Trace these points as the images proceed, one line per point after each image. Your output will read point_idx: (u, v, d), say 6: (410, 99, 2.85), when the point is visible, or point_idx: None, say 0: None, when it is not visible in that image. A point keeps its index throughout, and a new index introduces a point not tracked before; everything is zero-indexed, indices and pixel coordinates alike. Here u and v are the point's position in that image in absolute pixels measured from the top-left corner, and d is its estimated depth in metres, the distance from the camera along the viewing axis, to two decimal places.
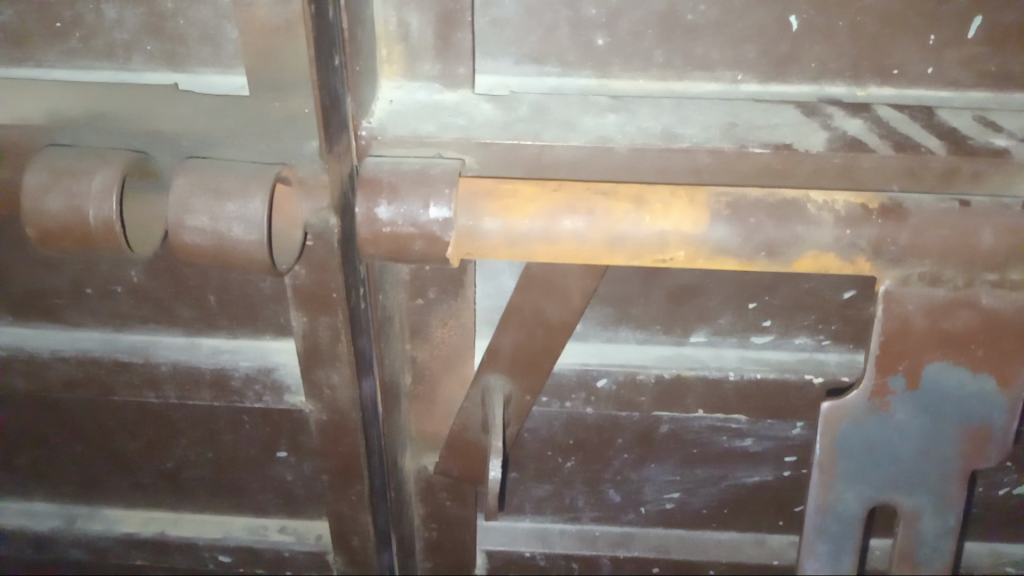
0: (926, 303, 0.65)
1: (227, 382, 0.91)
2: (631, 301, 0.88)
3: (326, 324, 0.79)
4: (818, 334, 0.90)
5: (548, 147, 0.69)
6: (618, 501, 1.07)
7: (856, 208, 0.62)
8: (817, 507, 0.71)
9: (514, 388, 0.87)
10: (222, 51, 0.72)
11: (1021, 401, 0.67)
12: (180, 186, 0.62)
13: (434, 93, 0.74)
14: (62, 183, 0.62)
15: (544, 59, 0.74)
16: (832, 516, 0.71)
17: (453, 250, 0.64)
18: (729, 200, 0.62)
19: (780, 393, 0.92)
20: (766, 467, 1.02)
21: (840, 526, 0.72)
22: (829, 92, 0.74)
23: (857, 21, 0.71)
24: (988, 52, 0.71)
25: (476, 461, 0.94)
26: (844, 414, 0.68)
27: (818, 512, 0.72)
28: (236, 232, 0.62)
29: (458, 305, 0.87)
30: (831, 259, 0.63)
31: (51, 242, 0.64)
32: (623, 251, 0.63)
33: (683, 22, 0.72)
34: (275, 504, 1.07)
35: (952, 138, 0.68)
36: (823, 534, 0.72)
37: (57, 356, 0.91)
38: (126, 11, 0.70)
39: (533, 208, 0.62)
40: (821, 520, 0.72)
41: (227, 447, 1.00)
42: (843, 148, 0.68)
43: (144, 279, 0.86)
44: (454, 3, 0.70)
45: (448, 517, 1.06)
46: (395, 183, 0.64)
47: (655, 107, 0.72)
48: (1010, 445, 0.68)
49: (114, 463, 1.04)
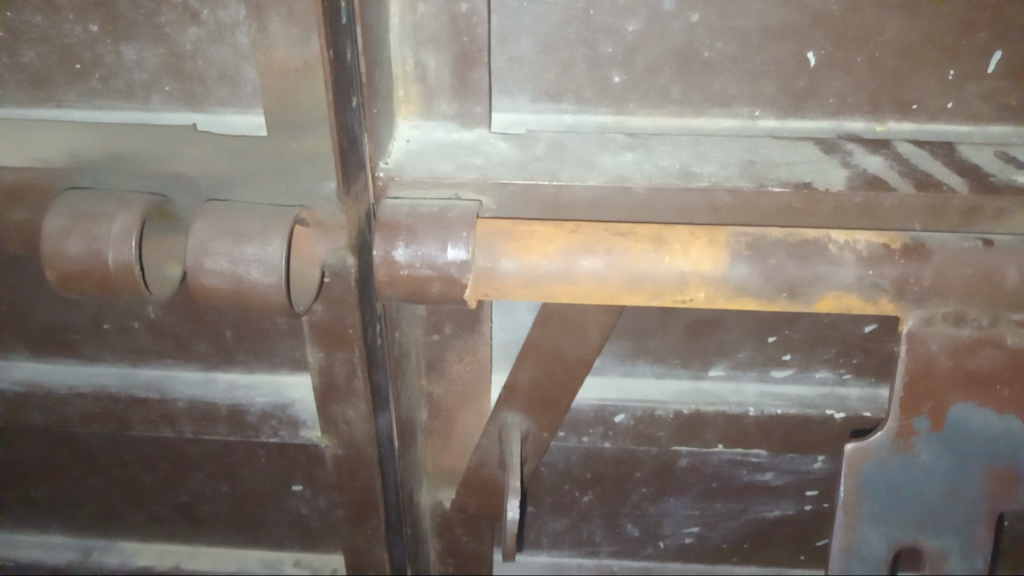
0: (950, 343, 0.64)
1: (243, 417, 0.91)
2: (650, 335, 0.88)
3: (343, 359, 0.78)
4: (840, 368, 0.89)
5: (566, 186, 0.68)
6: (637, 535, 1.06)
7: (878, 248, 0.62)
8: (841, 550, 0.70)
9: (531, 424, 0.86)
10: (240, 90, 0.72)
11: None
12: (199, 229, 0.62)
13: (451, 132, 0.74)
14: (82, 227, 0.62)
15: (561, 96, 0.74)
16: (857, 558, 0.70)
17: (471, 291, 0.64)
18: (749, 239, 0.62)
19: (802, 428, 0.91)
20: (787, 501, 1.01)
21: (866, 569, 0.70)
22: (848, 127, 0.74)
23: (876, 57, 0.70)
24: (1008, 86, 0.71)
25: (493, 497, 0.93)
26: (867, 455, 0.67)
27: (843, 554, 0.70)
28: (254, 275, 0.62)
29: (474, 340, 0.87)
30: (854, 299, 0.62)
31: (70, 284, 0.64)
32: (643, 291, 0.63)
33: (701, 58, 0.71)
34: (291, 537, 1.06)
35: (974, 175, 0.68)
36: None
37: (74, 391, 0.91)
38: (147, 52, 0.71)
39: (551, 249, 0.62)
40: (846, 563, 0.70)
41: (242, 480, 1.00)
42: (864, 185, 0.67)
43: (161, 314, 0.86)
44: (471, 42, 0.70)
45: (464, 552, 1.05)
46: (412, 224, 0.63)
47: (673, 145, 0.72)
48: None
49: (131, 496, 1.03)
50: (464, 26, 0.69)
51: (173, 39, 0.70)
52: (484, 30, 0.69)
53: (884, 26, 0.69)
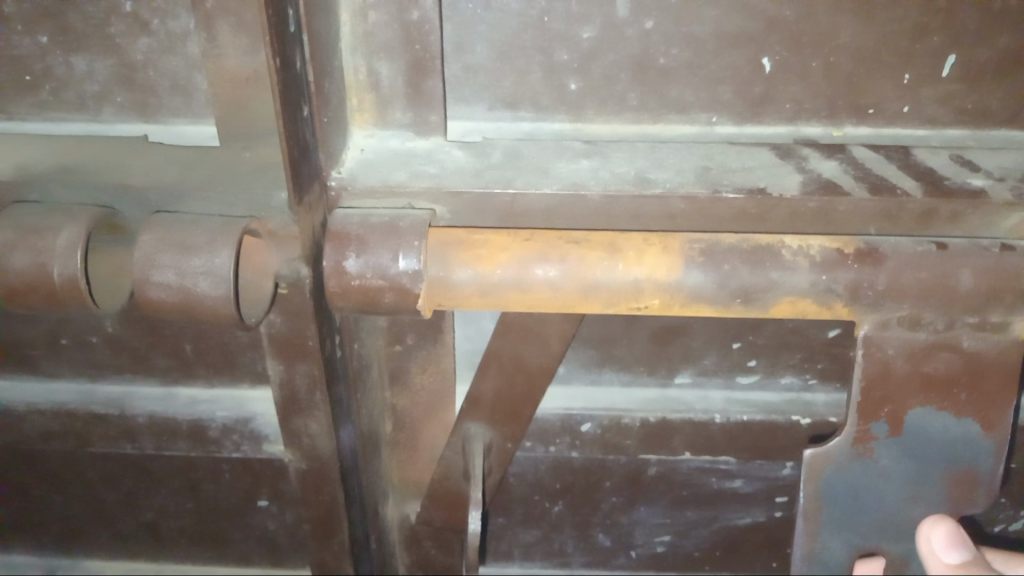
0: (906, 347, 0.64)
1: (205, 432, 0.90)
2: (615, 342, 0.87)
3: (304, 372, 0.77)
4: (805, 373, 0.89)
5: (520, 195, 0.68)
6: (609, 545, 1.05)
7: (832, 252, 0.62)
8: (803, 556, 0.70)
9: (494, 435, 0.86)
10: (192, 101, 0.71)
11: (1006, 444, 0.66)
12: (147, 242, 0.62)
13: (407, 141, 0.74)
14: (27, 241, 0.61)
15: (518, 103, 0.74)
16: (818, 564, 0.70)
17: (424, 301, 0.63)
18: (703, 246, 0.62)
19: (768, 435, 0.91)
20: (758, 508, 1.00)
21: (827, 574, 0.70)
22: (805, 132, 0.74)
23: (831, 61, 0.70)
24: (963, 89, 0.71)
25: (459, 510, 0.92)
26: (827, 461, 0.67)
27: (804, 561, 0.70)
28: (202, 287, 0.61)
29: (437, 351, 0.87)
30: (808, 304, 0.62)
31: (17, 300, 0.63)
32: (598, 299, 0.62)
33: (657, 65, 0.71)
34: (259, 554, 1.05)
35: (929, 178, 0.68)
36: None
37: (31, 408, 0.89)
38: (97, 63, 0.70)
39: (505, 257, 0.62)
40: (808, 568, 0.70)
41: (207, 497, 0.98)
42: (818, 191, 0.67)
43: (119, 329, 0.84)
44: (425, 50, 0.69)
45: (434, 565, 1.04)
46: (363, 233, 0.63)
47: (629, 152, 0.72)
48: (997, 489, 0.67)
49: (94, 514, 1.02)
50: (417, 33, 0.69)
51: (123, 50, 0.69)
52: (437, 37, 0.69)
53: (839, 30, 0.69)
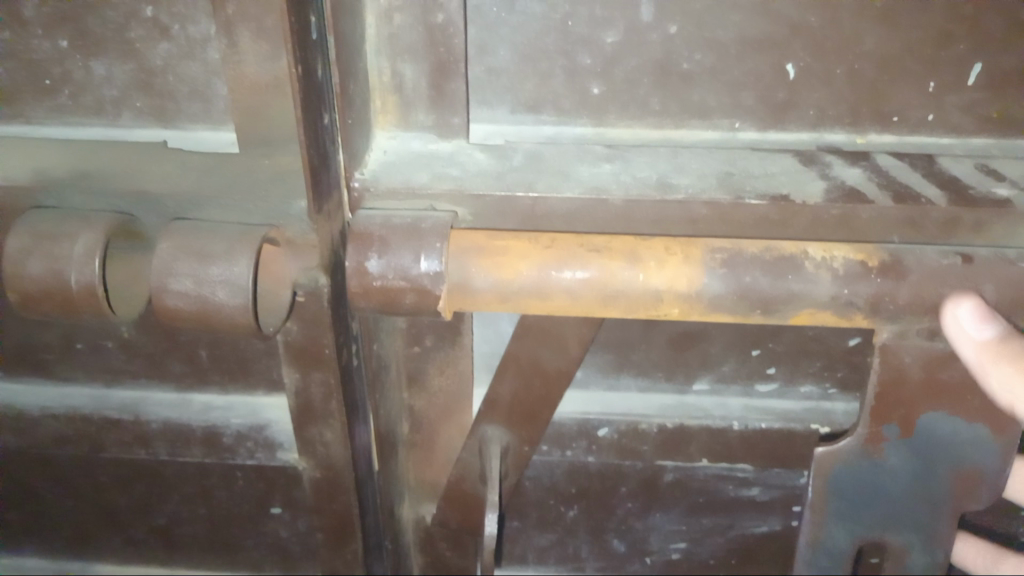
0: (923, 355, 0.64)
1: (219, 439, 0.89)
2: (633, 347, 0.87)
3: (319, 380, 0.77)
4: (824, 382, 0.88)
5: (542, 198, 0.67)
6: (624, 550, 1.04)
7: (855, 265, 0.61)
8: (808, 544, 0.71)
9: (512, 438, 0.85)
10: (211, 107, 0.71)
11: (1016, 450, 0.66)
12: (164, 251, 0.61)
13: (429, 142, 0.73)
14: (44, 247, 0.62)
15: (540, 106, 0.73)
16: (822, 550, 0.71)
17: (445, 303, 0.63)
18: (725, 256, 0.61)
19: (786, 442, 0.91)
20: (775, 516, 1.00)
21: (829, 560, 0.72)
22: (828, 139, 0.73)
23: (856, 68, 0.69)
24: (987, 98, 0.70)
25: (474, 511, 0.91)
26: (836, 459, 0.68)
27: (809, 547, 0.72)
28: (220, 295, 0.61)
29: (456, 353, 0.86)
30: (828, 315, 0.61)
31: (32, 305, 0.63)
32: (617, 307, 0.62)
33: (680, 70, 0.71)
34: (271, 561, 1.04)
35: (953, 187, 0.67)
36: (812, 568, 0.73)
37: (45, 412, 0.89)
38: (115, 68, 0.69)
39: (524, 266, 0.61)
40: (811, 555, 0.72)
41: (220, 502, 0.97)
42: (841, 198, 0.66)
43: (133, 334, 0.85)
44: (448, 53, 0.69)
45: (448, 566, 1.03)
46: (386, 235, 0.62)
47: (651, 156, 0.72)
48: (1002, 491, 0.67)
49: (106, 519, 1.01)
50: (441, 36, 0.68)
51: (142, 55, 0.68)
52: (460, 41, 0.68)
53: (863, 36, 0.68)
